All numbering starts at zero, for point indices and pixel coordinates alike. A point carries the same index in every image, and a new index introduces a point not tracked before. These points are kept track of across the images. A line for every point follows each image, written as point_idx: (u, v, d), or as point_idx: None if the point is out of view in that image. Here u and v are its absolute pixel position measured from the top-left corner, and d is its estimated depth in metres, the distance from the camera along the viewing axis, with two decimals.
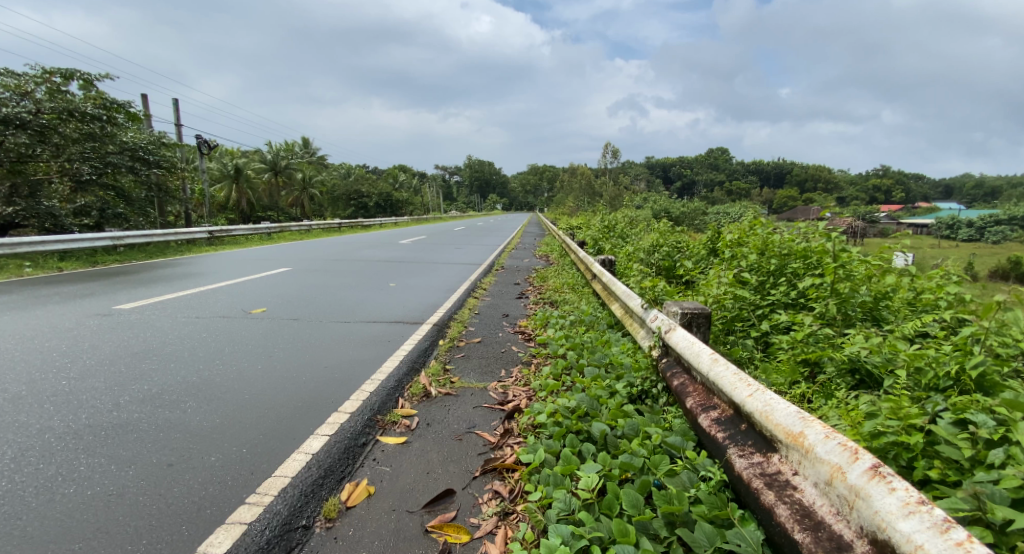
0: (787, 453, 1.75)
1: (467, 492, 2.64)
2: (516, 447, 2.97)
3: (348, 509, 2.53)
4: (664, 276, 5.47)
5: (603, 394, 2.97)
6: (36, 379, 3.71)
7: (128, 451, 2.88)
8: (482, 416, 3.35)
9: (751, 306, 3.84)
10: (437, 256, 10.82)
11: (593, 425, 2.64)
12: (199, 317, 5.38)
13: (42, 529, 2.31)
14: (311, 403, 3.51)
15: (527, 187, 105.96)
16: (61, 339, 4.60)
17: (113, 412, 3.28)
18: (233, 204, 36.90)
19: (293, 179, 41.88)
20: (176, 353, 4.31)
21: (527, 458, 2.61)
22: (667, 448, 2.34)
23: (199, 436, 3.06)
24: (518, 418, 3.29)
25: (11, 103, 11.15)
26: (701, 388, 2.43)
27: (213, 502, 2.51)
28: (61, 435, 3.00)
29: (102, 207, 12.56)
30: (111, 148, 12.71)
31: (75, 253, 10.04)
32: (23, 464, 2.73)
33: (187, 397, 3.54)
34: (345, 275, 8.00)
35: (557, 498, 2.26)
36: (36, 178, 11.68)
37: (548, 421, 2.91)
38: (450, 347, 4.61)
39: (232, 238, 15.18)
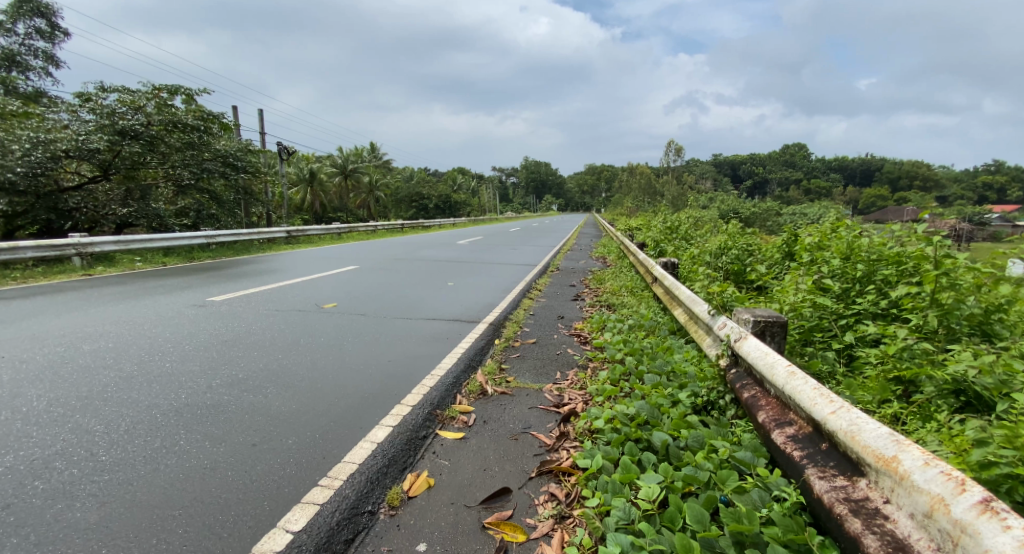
0: (877, 479, 1.60)
1: (523, 492, 2.61)
2: (573, 451, 2.90)
3: (410, 498, 2.56)
4: (732, 281, 5.20)
5: (665, 404, 2.87)
6: (143, 360, 4.00)
7: (220, 429, 3.03)
8: (538, 417, 3.31)
9: (833, 315, 3.61)
10: (495, 257, 10.87)
11: (654, 435, 2.54)
12: (279, 309, 5.68)
13: (150, 494, 2.47)
14: (384, 394, 3.58)
15: (585, 187, 104.89)
16: (163, 326, 4.93)
17: (209, 393, 3.48)
18: (308, 206, 38.64)
19: (360, 182, 43.20)
20: (258, 342, 4.52)
21: (584, 463, 2.56)
22: (735, 464, 2.21)
23: (279, 419, 3.18)
24: (575, 420, 3.22)
25: (126, 117, 11.85)
26: (775, 402, 2.28)
27: (291, 482, 2.60)
28: (166, 412, 3.20)
29: (198, 209, 13.73)
30: (207, 155, 13.65)
31: (176, 250, 10.76)
32: (135, 435, 2.93)
33: (268, 383, 3.69)
34: (410, 273, 8.20)
35: (616, 506, 2.20)
36: (145, 183, 12.61)
37: (606, 427, 2.83)
38: (506, 347, 4.59)
39: (304, 236, 15.87)
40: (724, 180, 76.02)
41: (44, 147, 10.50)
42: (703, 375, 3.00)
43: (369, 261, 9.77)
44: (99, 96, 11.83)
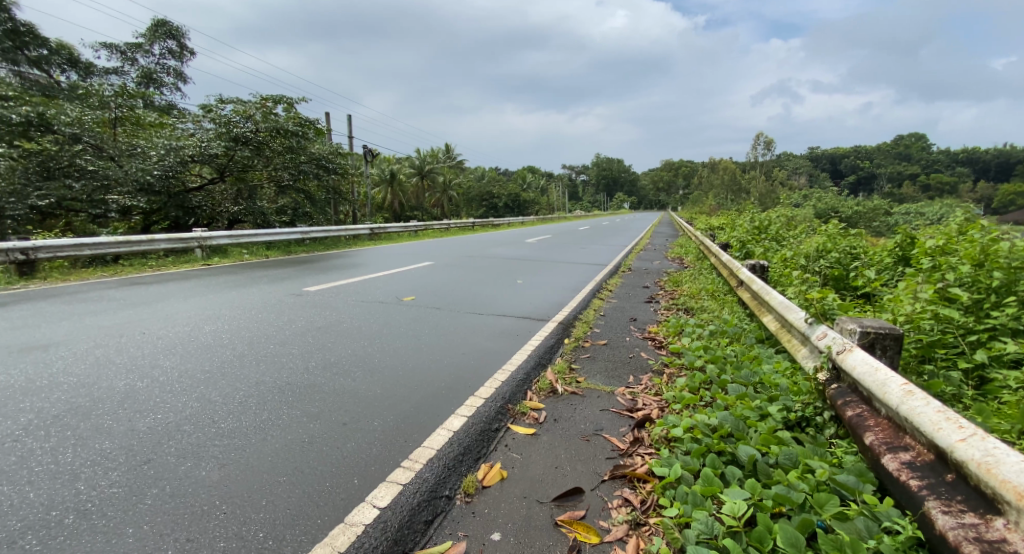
0: (1019, 520, 1.47)
1: (596, 494, 2.55)
2: (648, 458, 2.78)
3: (484, 488, 2.62)
4: (833, 287, 4.87)
5: (752, 417, 2.70)
6: (253, 340, 4.39)
7: (317, 408, 3.23)
8: (610, 420, 3.21)
9: (960, 331, 3.26)
10: (569, 256, 10.76)
11: (740, 449, 2.40)
12: (364, 300, 5.91)
13: (260, 461, 2.71)
14: (463, 382, 3.66)
15: (659, 183, 101.95)
16: (268, 310, 5.33)
17: (305, 371, 3.75)
18: (387, 205, 39.86)
19: (435, 182, 43.54)
20: (347, 329, 4.74)
21: (661, 471, 2.45)
22: (836, 487, 2.05)
23: (366, 400, 3.35)
24: (648, 427, 3.09)
25: (239, 124, 12.84)
26: (885, 422, 2.08)
27: (377, 461, 2.75)
28: (272, 390, 3.45)
29: (294, 208, 14.56)
30: (304, 158, 14.38)
31: (277, 245, 11.72)
32: (247, 407, 3.22)
33: (355, 366, 3.89)
34: (486, 270, 8.30)
35: (698, 519, 2.09)
36: (253, 184, 13.73)
37: (684, 435, 2.71)
38: (575, 347, 4.51)
39: (385, 235, 16.19)
40: (818, 178, 71.04)
41: (174, 153, 11.59)
42: (796, 388, 2.78)
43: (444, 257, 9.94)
44: (217, 107, 12.83)
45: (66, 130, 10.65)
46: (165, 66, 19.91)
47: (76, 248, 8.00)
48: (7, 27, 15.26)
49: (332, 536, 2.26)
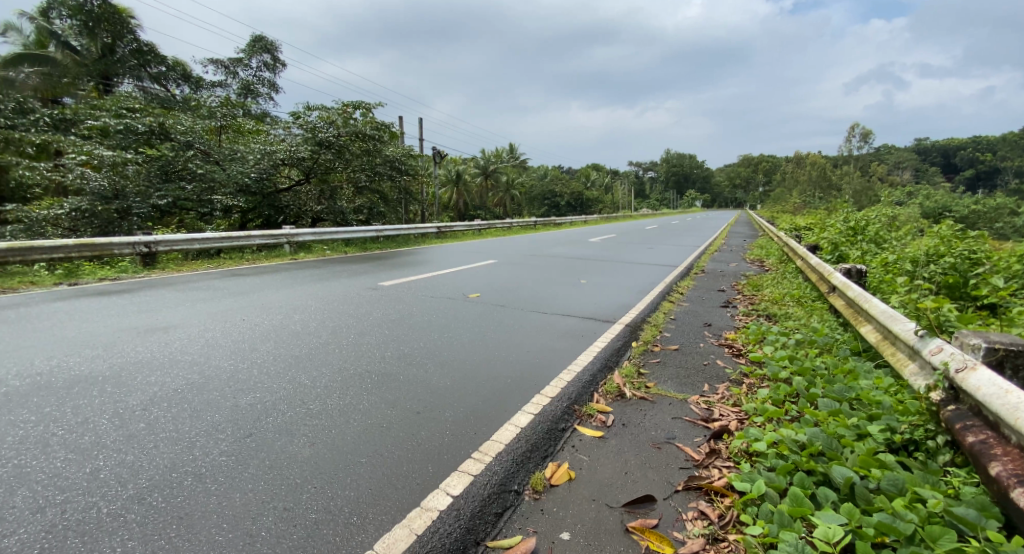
0: None
1: (669, 503, 2.48)
2: (726, 472, 2.65)
3: (552, 486, 2.69)
4: (948, 295, 4.48)
5: (848, 436, 2.50)
6: (336, 331, 4.88)
7: (393, 397, 3.51)
8: (683, 429, 3.08)
9: None
10: (641, 256, 10.47)
11: (834, 469, 2.23)
12: (433, 296, 6.10)
13: (345, 441, 3.00)
14: (531, 377, 3.80)
15: (733, 180, 97.38)
16: (349, 304, 5.85)
17: (379, 360, 4.15)
18: (453, 205, 40.55)
19: (500, 182, 43.70)
20: (419, 324, 5.04)
21: (742, 486, 2.34)
22: (951, 520, 1.88)
23: (437, 392, 3.59)
24: (727, 439, 2.93)
25: (322, 129, 13.55)
26: (1016, 450, 1.89)
27: (449, 450, 2.93)
28: (351, 376, 3.83)
29: (371, 207, 14.96)
30: (379, 161, 14.72)
31: (354, 240, 12.35)
32: (332, 392, 3.57)
33: (427, 359, 4.15)
34: (553, 269, 8.28)
35: (786, 540, 1.97)
36: (333, 186, 14.41)
37: (768, 451, 2.57)
38: (644, 351, 4.36)
39: (450, 233, 16.61)
40: (919, 173, 65.05)
41: (268, 157, 12.95)
42: (903, 408, 2.52)
43: (509, 256, 10.00)
44: (305, 114, 13.59)
45: (181, 138, 11.89)
46: (262, 78, 21.45)
47: (186, 241, 9.09)
48: (133, 47, 19.06)
49: (410, 518, 2.44)
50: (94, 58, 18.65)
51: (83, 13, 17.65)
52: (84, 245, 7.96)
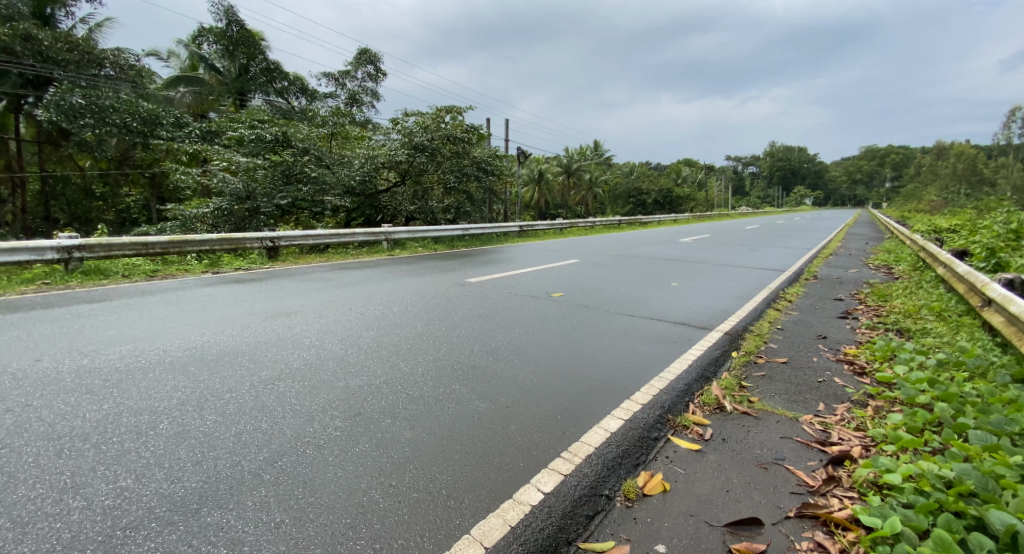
0: None
1: (778, 529, 2.36)
2: (847, 502, 2.46)
3: (644, 495, 2.69)
4: None
5: (1008, 476, 2.21)
6: (428, 321, 5.23)
7: (483, 390, 3.73)
8: (794, 450, 2.88)
9: None
10: (744, 260, 9.83)
11: (993, 515, 2.01)
12: (517, 294, 6.07)
13: (441, 428, 3.26)
14: (618, 375, 3.84)
15: (847, 173, 87.89)
16: (438, 297, 6.11)
17: (469, 352, 4.38)
18: (535, 204, 40.15)
19: (581, 178, 42.61)
20: (504, 318, 5.16)
21: (870, 520, 2.18)
22: None
23: (525, 387, 3.75)
24: (848, 466, 2.71)
25: (416, 133, 13.99)
26: None
27: (538, 448, 3.07)
28: (441, 367, 4.13)
29: (458, 208, 14.88)
30: (468, 163, 14.76)
31: (442, 239, 12.67)
32: (426, 382, 3.86)
33: (513, 353, 4.32)
34: (644, 271, 8.01)
35: None
36: (424, 187, 14.62)
37: (905, 484, 2.35)
38: (746, 362, 4.09)
39: (532, 232, 16.60)
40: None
41: (371, 162, 13.62)
42: None
43: (594, 256, 9.74)
44: (404, 120, 14.19)
45: (300, 145, 12.84)
46: (366, 87, 22.47)
47: (303, 237, 10.01)
48: (263, 66, 21.01)
49: (503, 509, 2.61)
50: (232, 76, 21.10)
51: (226, 39, 19.82)
52: (224, 239, 9.06)
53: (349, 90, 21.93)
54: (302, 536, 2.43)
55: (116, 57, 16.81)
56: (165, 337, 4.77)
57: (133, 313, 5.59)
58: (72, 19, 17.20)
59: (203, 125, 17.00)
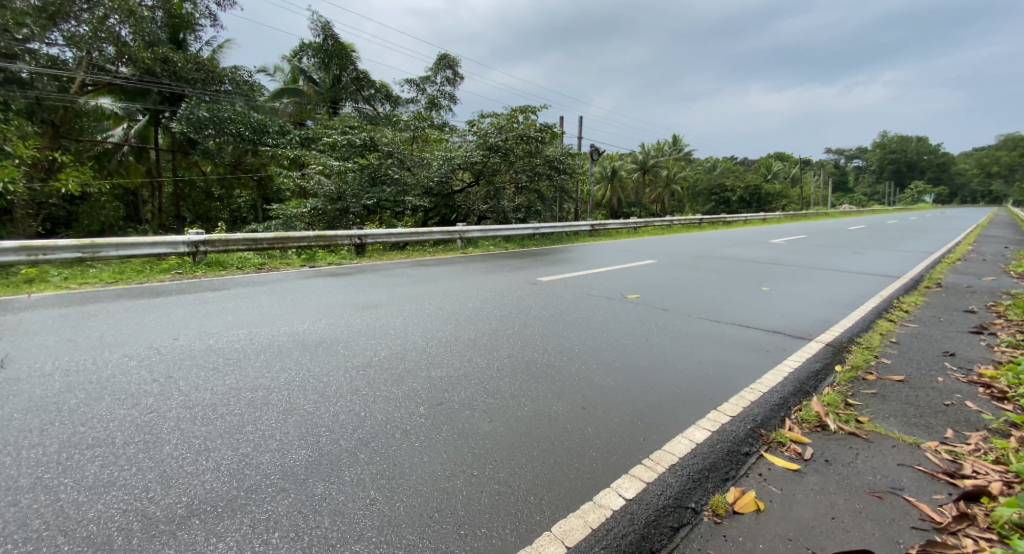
0: None
1: None
2: (984, 546, 2.21)
3: (735, 513, 2.52)
4: None
5: None
6: (502, 317, 5.23)
7: (559, 389, 3.67)
8: (914, 480, 2.61)
9: None
10: (846, 264, 9.08)
11: None
12: (589, 294, 5.96)
13: (517, 425, 3.24)
14: (703, 384, 3.65)
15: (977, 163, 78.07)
16: (511, 295, 6.08)
17: (543, 350, 4.32)
18: (607, 203, 38.56)
19: (658, 177, 39.81)
20: (578, 319, 5.05)
21: None
22: None
23: (601, 389, 3.65)
24: (985, 504, 2.43)
25: (490, 134, 13.98)
26: None
27: (618, 452, 2.98)
28: (515, 364, 4.10)
29: (529, 207, 14.82)
30: (539, 162, 14.54)
31: (513, 239, 12.63)
32: (501, 378, 3.86)
33: (588, 353, 4.22)
34: (729, 274, 7.60)
35: None
36: (496, 187, 14.63)
37: None
38: (853, 378, 3.76)
39: (606, 231, 16.22)
40: None
41: (448, 163, 13.66)
42: None
43: (672, 257, 9.43)
44: (479, 121, 14.25)
45: (385, 149, 13.31)
46: (444, 91, 22.91)
47: (387, 236, 10.31)
48: (354, 76, 21.80)
49: (584, 510, 2.56)
50: (327, 87, 21.94)
51: (322, 52, 20.89)
52: (320, 237, 9.58)
53: (429, 95, 22.48)
54: (393, 513, 2.54)
55: (233, 74, 17.91)
56: (273, 323, 5.14)
57: (248, 299, 6.11)
58: (200, 42, 17.68)
59: (304, 133, 18.01)
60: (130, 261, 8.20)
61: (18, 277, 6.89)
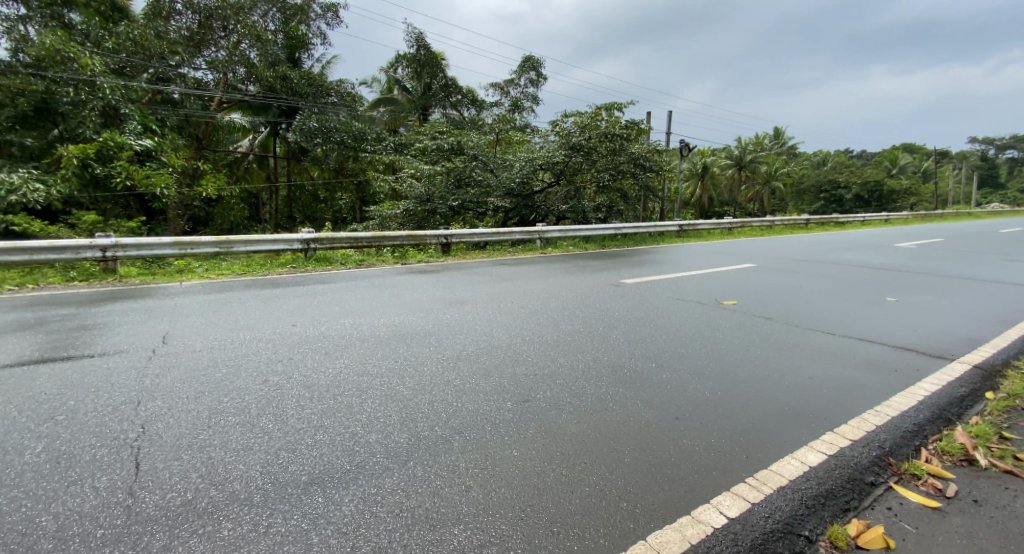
0: None
1: None
2: None
3: (859, 548, 2.29)
4: None
5: None
6: (586, 319, 5.08)
7: (649, 395, 3.50)
8: None
9: None
10: (985, 273, 8.03)
11: None
12: (679, 298, 5.66)
13: (606, 429, 3.12)
14: (816, 403, 3.35)
15: None
16: (593, 296, 5.91)
17: (631, 355, 4.15)
18: (697, 201, 36.66)
19: (757, 173, 35.93)
20: (667, 324, 4.81)
21: None
22: None
23: (696, 398, 3.44)
24: None
25: (574, 134, 13.67)
26: None
27: (718, 467, 2.79)
28: (603, 368, 3.94)
29: (610, 206, 14.53)
30: (623, 160, 14.01)
31: (593, 239, 12.39)
32: (587, 380, 3.73)
33: (679, 361, 4.00)
34: (841, 281, 6.97)
35: None
36: (579, 186, 14.41)
37: None
38: (1007, 408, 3.30)
39: (697, 232, 15.50)
40: None
41: (530, 164, 13.62)
42: None
43: (774, 261, 8.76)
44: (562, 121, 13.98)
45: (468, 152, 13.52)
46: (528, 93, 22.92)
47: (469, 236, 10.42)
48: (443, 83, 22.30)
49: (681, 523, 2.42)
50: (418, 94, 22.55)
51: (415, 62, 21.62)
52: (411, 236, 9.82)
53: (512, 97, 22.57)
54: (488, 502, 2.53)
55: (339, 87, 18.45)
56: (372, 314, 5.34)
57: (356, 291, 6.45)
58: (313, 61, 18.67)
59: (398, 139, 18.37)
60: (255, 256, 8.90)
61: (172, 269, 7.85)
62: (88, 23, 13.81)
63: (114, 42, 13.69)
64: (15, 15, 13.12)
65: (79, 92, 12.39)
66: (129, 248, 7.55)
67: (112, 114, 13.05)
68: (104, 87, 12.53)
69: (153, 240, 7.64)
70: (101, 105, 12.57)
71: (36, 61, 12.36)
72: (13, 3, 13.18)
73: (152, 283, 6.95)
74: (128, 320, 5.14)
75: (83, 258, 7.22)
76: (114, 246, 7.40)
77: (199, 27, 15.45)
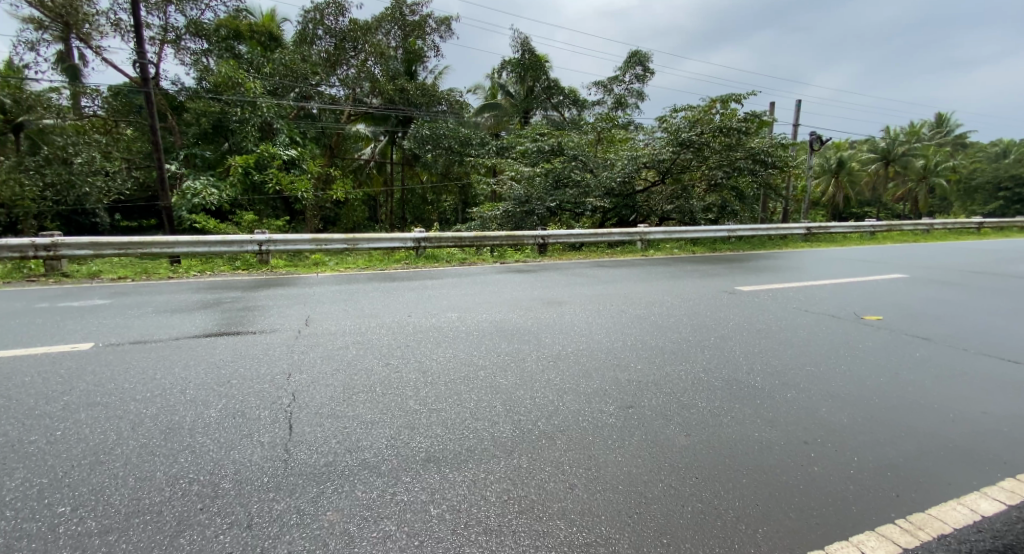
0: None
1: None
2: None
3: None
4: None
5: None
6: (698, 327, 4.72)
7: (773, 414, 3.14)
8: None
9: None
10: None
11: None
12: (806, 310, 5.10)
13: (720, 445, 2.83)
14: (990, 443, 2.82)
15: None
16: (704, 304, 5.50)
17: (749, 370, 3.77)
18: (829, 200, 33.57)
19: (909, 168, 31.85)
20: (793, 338, 4.34)
21: None
22: None
23: (829, 423, 3.03)
24: None
25: (683, 130, 13.04)
26: None
27: (858, 500, 2.42)
28: (717, 381, 3.61)
29: (722, 206, 13.69)
30: (739, 155, 13.12)
31: (700, 240, 11.70)
32: (698, 392, 3.43)
33: (807, 380, 3.57)
34: (1016, 298, 5.94)
35: None
36: (687, 185, 13.69)
37: None
38: None
39: (828, 235, 14.05)
40: None
41: (634, 162, 13.19)
42: None
43: (924, 271, 7.67)
44: (671, 116, 13.33)
45: (569, 153, 13.40)
46: (633, 90, 22.20)
47: (568, 237, 10.27)
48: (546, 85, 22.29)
49: None
50: (521, 98, 22.62)
51: (520, 66, 21.75)
52: (510, 237, 9.83)
53: (616, 95, 21.99)
54: (595, 503, 2.37)
55: (449, 95, 18.84)
56: (484, 310, 5.35)
57: (478, 288, 6.49)
58: (427, 73, 19.31)
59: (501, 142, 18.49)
60: (374, 253, 9.33)
61: (309, 261, 8.43)
62: (253, 53, 15.40)
63: (270, 68, 15.35)
64: (199, 50, 14.78)
65: (245, 111, 13.91)
66: (279, 243, 8.21)
67: (267, 129, 14.62)
68: (263, 106, 13.99)
69: (296, 235, 8.23)
70: (259, 121, 14.00)
71: (214, 86, 14.09)
72: (199, 39, 14.76)
73: (295, 273, 7.48)
74: (279, 303, 5.56)
75: (246, 250, 8.06)
76: (267, 241, 8.10)
77: (334, 49, 17.25)
